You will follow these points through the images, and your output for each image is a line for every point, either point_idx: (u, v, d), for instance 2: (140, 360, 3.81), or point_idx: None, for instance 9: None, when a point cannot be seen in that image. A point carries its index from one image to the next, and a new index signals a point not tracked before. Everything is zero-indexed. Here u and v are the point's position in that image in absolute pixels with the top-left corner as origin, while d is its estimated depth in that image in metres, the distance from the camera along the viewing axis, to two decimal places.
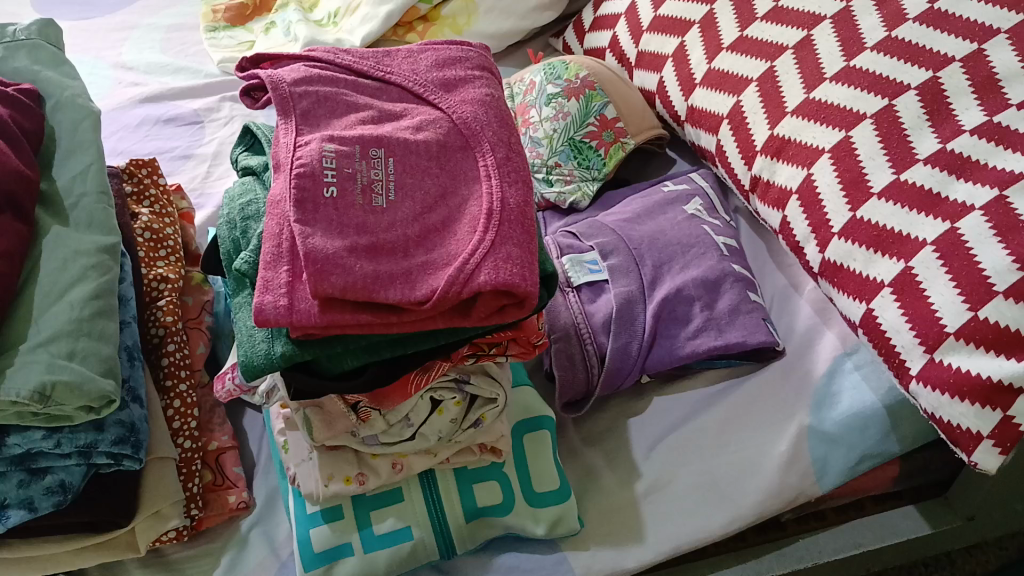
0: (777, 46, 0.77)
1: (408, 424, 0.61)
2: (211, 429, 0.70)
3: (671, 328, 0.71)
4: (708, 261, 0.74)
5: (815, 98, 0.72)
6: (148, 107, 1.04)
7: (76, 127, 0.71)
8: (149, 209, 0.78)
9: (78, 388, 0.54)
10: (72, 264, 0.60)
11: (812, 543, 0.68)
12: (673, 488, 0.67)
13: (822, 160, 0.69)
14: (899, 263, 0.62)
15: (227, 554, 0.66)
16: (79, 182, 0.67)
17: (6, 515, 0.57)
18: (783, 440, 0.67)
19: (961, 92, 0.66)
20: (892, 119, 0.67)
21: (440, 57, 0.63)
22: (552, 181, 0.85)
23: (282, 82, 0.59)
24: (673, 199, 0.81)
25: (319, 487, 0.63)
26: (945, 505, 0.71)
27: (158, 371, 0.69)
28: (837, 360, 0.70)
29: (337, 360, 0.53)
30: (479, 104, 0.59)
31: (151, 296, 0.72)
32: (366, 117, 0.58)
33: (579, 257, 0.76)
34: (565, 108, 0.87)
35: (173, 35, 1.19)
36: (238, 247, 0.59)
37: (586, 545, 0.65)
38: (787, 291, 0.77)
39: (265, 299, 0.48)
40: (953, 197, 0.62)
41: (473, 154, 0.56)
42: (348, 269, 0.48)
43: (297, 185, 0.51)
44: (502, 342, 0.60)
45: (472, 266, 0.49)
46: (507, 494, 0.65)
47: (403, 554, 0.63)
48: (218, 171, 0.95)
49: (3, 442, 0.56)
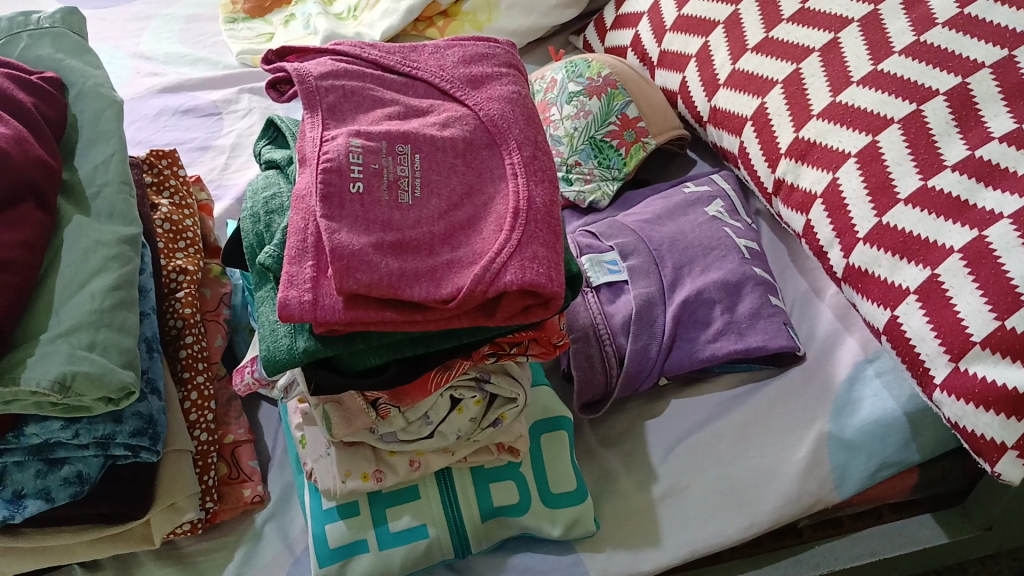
0: (803, 48, 0.77)
1: (427, 422, 0.61)
2: (227, 422, 0.70)
3: (691, 330, 0.70)
4: (729, 264, 0.73)
5: (841, 102, 0.71)
6: (166, 98, 1.04)
7: (98, 117, 0.71)
8: (168, 200, 0.78)
9: (98, 379, 0.53)
10: (94, 254, 0.60)
11: (829, 550, 0.68)
12: (691, 492, 0.66)
13: (848, 164, 0.68)
14: (925, 271, 0.61)
15: (241, 548, 0.66)
16: (101, 173, 0.67)
17: (23, 505, 0.57)
18: (802, 445, 0.67)
19: (990, 98, 0.65)
20: (919, 124, 0.66)
21: (466, 53, 0.62)
22: (572, 180, 0.85)
23: (309, 76, 0.58)
24: (694, 200, 0.81)
25: (337, 484, 0.62)
26: (962, 515, 0.70)
27: (175, 363, 0.69)
28: (858, 367, 0.70)
29: (360, 356, 0.53)
30: (506, 102, 0.58)
31: (170, 288, 0.72)
32: (392, 113, 0.57)
33: (599, 257, 0.76)
34: (586, 106, 0.86)
35: (192, 25, 1.19)
36: (261, 241, 0.58)
37: (602, 547, 0.64)
38: (809, 295, 0.77)
39: (290, 294, 0.48)
40: (981, 204, 0.61)
41: (500, 152, 0.55)
42: (374, 266, 0.48)
43: (323, 179, 0.51)
44: (523, 342, 0.60)
45: (499, 265, 0.49)
46: (524, 494, 0.65)
47: (419, 552, 0.62)
48: (237, 162, 0.95)
49: (22, 431, 0.56)
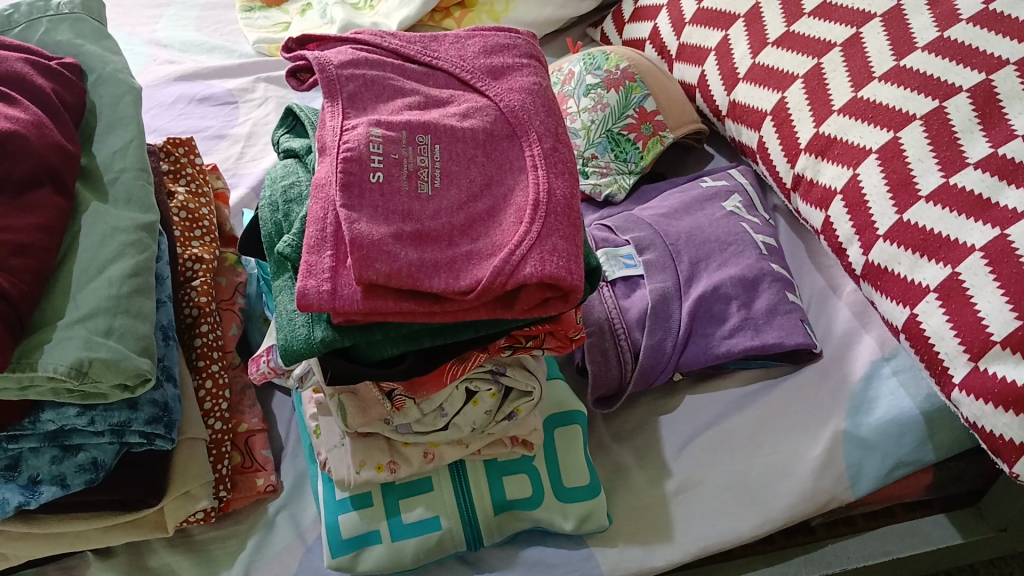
0: (825, 43, 0.76)
1: (442, 414, 0.61)
2: (241, 411, 0.70)
3: (707, 326, 0.70)
4: (746, 259, 0.73)
5: (862, 97, 0.71)
6: (182, 86, 1.04)
7: (117, 103, 0.71)
8: (185, 188, 0.78)
9: (115, 365, 0.53)
10: (111, 240, 0.60)
11: (842, 548, 0.67)
12: (704, 488, 0.66)
13: (869, 161, 0.68)
14: (946, 269, 0.61)
15: (253, 536, 0.66)
16: (119, 159, 0.67)
17: (39, 490, 0.57)
18: (817, 443, 0.66)
19: (1015, 96, 0.64)
20: (942, 121, 0.66)
21: (488, 44, 0.62)
22: (588, 172, 0.84)
23: (330, 64, 0.58)
24: (712, 194, 0.80)
25: (350, 474, 0.62)
26: (977, 515, 0.70)
27: (190, 351, 0.69)
28: (875, 365, 0.69)
29: (377, 347, 0.53)
30: (527, 93, 0.58)
31: (185, 276, 0.72)
32: (413, 102, 0.57)
33: (615, 251, 0.75)
34: (604, 99, 0.86)
35: (208, 13, 1.19)
36: (280, 230, 0.58)
37: (613, 542, 0.64)
38: (826, 293, 0.76)
39: (308, 283, 0.47)
40: (1003, 203, 0.60)
41: (520, 143, 0.55)
42: (394, 256, 0.47)
43: (344, 169, 0.51)
44: (539, 335, 0.59)
45: (518, 257, 0.48)
46: (536, 488, 0.64)
47: (430, 543, 0.62)
48: (252, 152, 0.95)
49: (37, 418, 0.56)
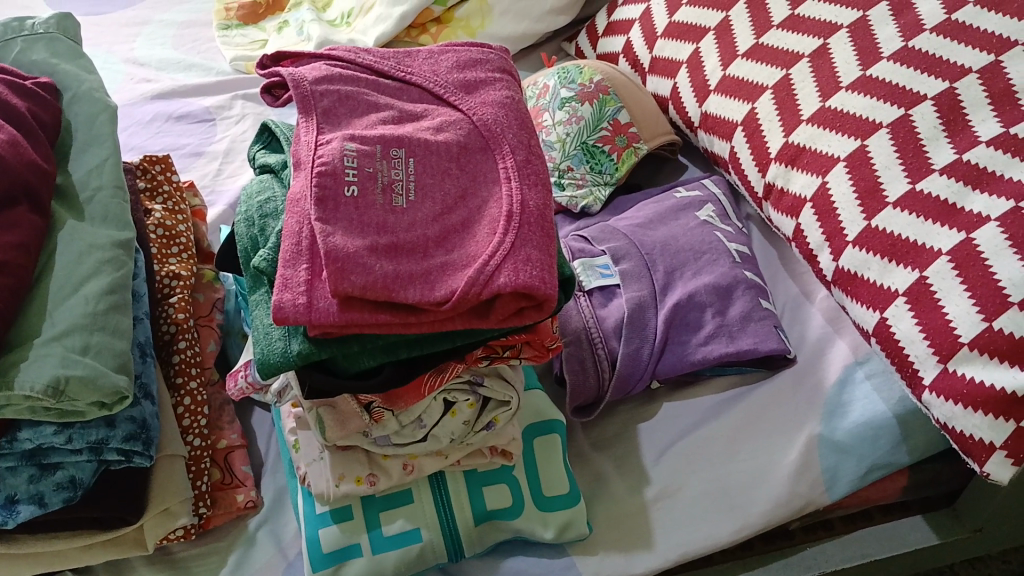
0: (793, 54, 0.77)
1: (420, 425, 0.61)
2: (220, 427, 0.70)
3: (683, 333, 0.71)
4: (720, 268, 0.74)
5: (830, 107, 0.72)
6: (159, 104, 1.04)
7: (93, 121, 0.71)
8: (162, 206, 0.78)
9: (92, 382, 0.53)
10: (87, 258, 0.60)
11: (820, 552, 0.68)
12: (683, 495, 0.66)
13: (837, 169, 0.69)
14: (914, 273, 0.62)
15: (233, 553, 0.65)
16: (95, 177, 0.67)
17: (16, 510, 0.57)
18: (793, 448, 0.67)
19: (978, 103, 0.66)
20: (908, 129, 0.67)
21: (460, 59, 0.63)
22: (564, 184, 0.85)
23: (304, 80, 0.58)
24: (686, 204, 0.81)
25: (330, 487, 0.62)
26: (953, 516, 0.70)
27: (169, 367, 0.69)
28: (849, 369, 0.70)
29: (354, 359, 0.53)
30: (499, 106, 0.59)
31: (163, 293, 0.72)
32: (387, 117, 0.58)
33: (591, 261, 0.76)
34: (578, 112, 0.87)
35: (185, 31, 1.19)
36: (255, 245, 0.59)
37: (594, 551, 0.64)
38: (799, 299, 0.77)
39: (284, 296, 0.48)
40: (969, 208, 0.62)
41: (493, 156, 0.56)
42: (369, 269, 0.48)
43: (318, 183, 0.51)
44: (516, 345, 0.60)
45: (492, 268, 0.49)
46: (516, 498, 0.65)
47: (411, 555, 0.63)
48: (230, 168, 0.95)
49: (14, 436, 0.56)
